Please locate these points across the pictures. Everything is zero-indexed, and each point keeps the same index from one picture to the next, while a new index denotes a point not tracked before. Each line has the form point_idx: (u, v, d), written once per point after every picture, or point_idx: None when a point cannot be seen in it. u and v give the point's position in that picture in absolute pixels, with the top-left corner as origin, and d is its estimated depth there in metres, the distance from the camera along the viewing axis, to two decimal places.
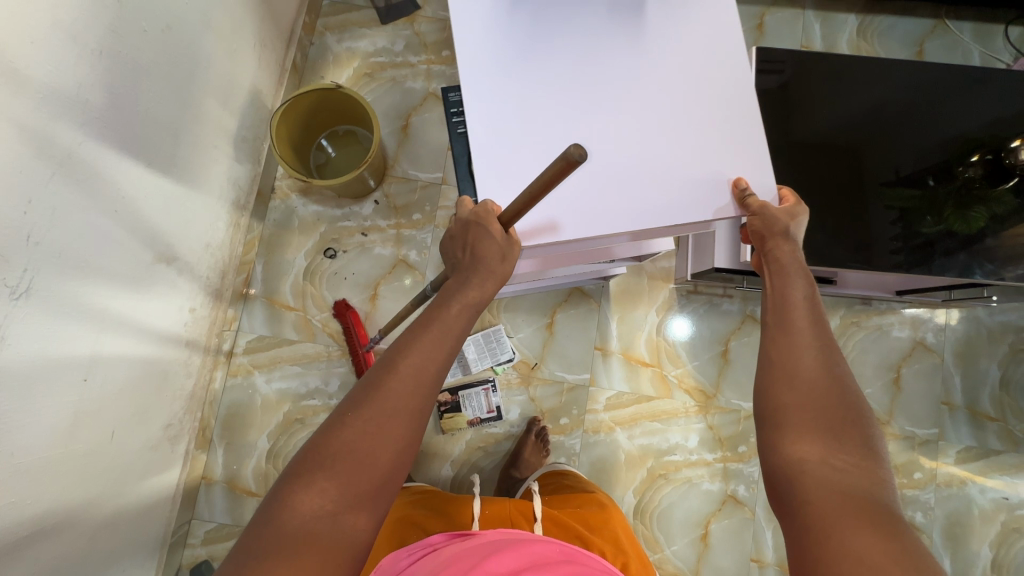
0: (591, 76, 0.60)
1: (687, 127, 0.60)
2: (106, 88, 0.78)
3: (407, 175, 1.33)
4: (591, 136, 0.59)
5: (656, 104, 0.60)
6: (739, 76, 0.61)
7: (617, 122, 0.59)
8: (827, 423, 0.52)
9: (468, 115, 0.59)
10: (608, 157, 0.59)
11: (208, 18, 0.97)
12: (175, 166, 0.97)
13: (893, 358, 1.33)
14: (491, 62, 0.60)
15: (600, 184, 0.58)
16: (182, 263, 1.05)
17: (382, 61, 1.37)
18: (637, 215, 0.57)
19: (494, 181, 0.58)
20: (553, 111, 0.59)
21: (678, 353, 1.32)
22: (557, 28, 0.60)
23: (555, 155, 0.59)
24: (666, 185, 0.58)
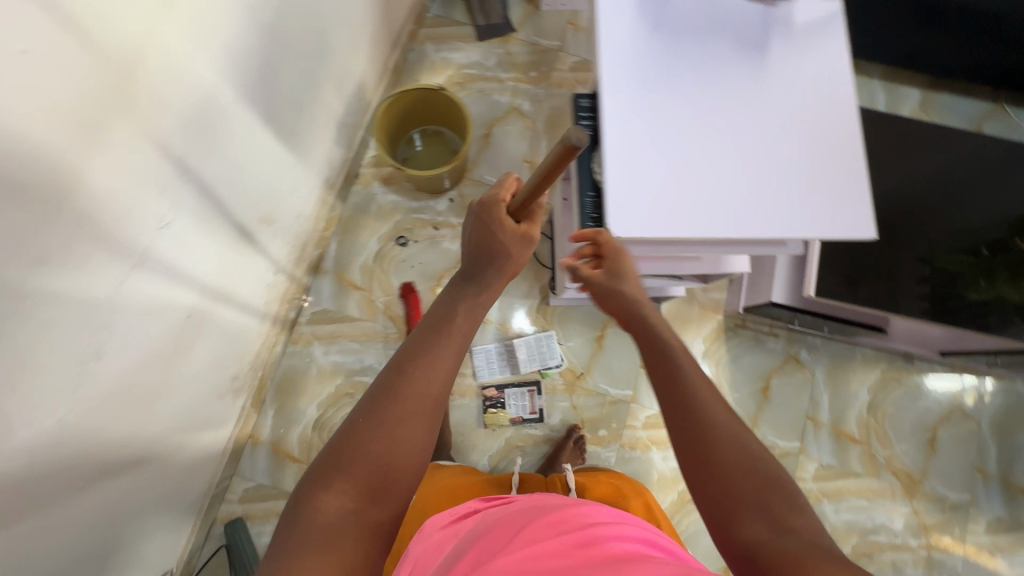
0: (715, 96, 0.67)
1: (796, 151, 0.66)
2: (262, 59, 0.87)
3: (482, 180, 1.41)
4: (708, 149, 0.66)
5: (771, 128, 0.66)
6: (850, 109, 0.67)
7: (741, 144, 0.66)
8: (755, 488, 0.57)
9: (604, 115, 0.65)
10: (722, 168, 0.65)
11: (343, 12, 1.08)
12: (293, 137, 1.05)
13: (930, 419, 1.35)
14: (628, 72, 0.67)
15: (724, 201, 0.64)
16: (278, 227, 1.13)
17: (474, 73, 1.47)
18: (743, 223, 0.64)
19: (620, 175, 0.64)
20: (677, 122, 0.66)
21: (720, 383, 1.35)
22: (693, 55, 0.67)
23: (675, 160, 0.65)
24: (775, 200, 0.64)
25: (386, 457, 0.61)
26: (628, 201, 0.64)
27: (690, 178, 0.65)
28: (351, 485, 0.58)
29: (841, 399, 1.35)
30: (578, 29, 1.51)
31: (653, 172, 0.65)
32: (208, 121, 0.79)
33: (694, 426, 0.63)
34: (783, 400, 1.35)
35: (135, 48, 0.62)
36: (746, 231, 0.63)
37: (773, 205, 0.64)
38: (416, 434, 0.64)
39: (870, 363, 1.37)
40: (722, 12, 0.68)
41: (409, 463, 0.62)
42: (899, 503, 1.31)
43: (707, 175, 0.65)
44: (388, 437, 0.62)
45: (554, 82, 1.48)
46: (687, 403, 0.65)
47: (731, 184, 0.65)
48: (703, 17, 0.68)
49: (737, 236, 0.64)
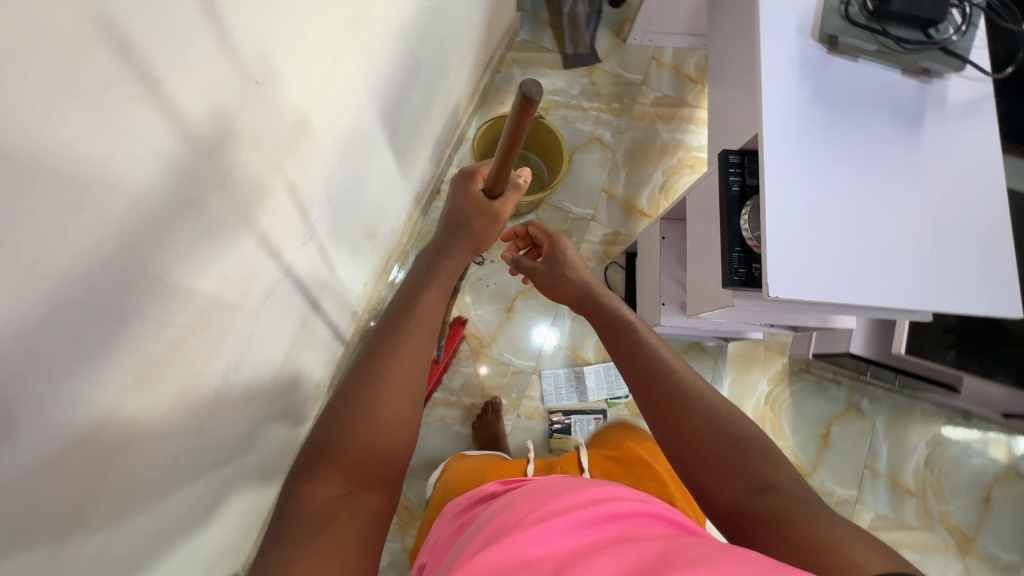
0: (869, 167, 0.70)
1: (943, 227, 0.69)
2: (401, 81, 0.89)
3: (561, 206, 1.44)
4: (861, 216, 0.68)
5: (920, 202, 0.69)
6: (994, 193, 0.70)
7: (896, 216, 0.68)
8: (726, 456, 0.67)
9: (765, 174, 0.68)
10: (873, 237, 0.68)
11: (460, 36, 1.10)
12: (403, 155, 1.07)
13: (986, 477, 1.37)
14: (788, 134, 0.70)
15: (871, 268, 0.67)
16: (375, 240, 1.15)
17: (558, 100, 1.50)
18: (891, 292, 0.66)
19: (779, 233, 0.67)
20: (831, 188, 0.69)
21: (782, 425, 1.36)
22: (851, 128, 0.70)
23: (829, 224, 0.68)
24: (920, 272, 0.67)
25: (378, 428, 0.71)
26: (792, 268, 0.66)
27: (843, 243, 0.67)
28: (339, 474, 0.67)
29: (900, 451, 1.37)
30: (661, 65, 1.54)
31: (808, 233, 0.67)
32: (355, 140, 0.81)
33: (660, 418, 0.74)
34: (843, 448, 1.36)
35: (328, 74, 0.64)
36: (893, 301, 0.66)
37: (928, 280, 0.67)
38: (401, 402, 0.73)
39: (928, 417, 1.39)
40: (881, 86, 0.71)
41: (391, 431, 0.71)
42: (952, 560, 1.32)
43: (857, 241, 0.68)
44: (371, 416, 0.70)
45: (635, 115, 1.50)
46: (652, 395, 0.75)
47: (891, 257, 0.67)
48: (862, 89, 0.71)
49: (882, 303, 0.66)
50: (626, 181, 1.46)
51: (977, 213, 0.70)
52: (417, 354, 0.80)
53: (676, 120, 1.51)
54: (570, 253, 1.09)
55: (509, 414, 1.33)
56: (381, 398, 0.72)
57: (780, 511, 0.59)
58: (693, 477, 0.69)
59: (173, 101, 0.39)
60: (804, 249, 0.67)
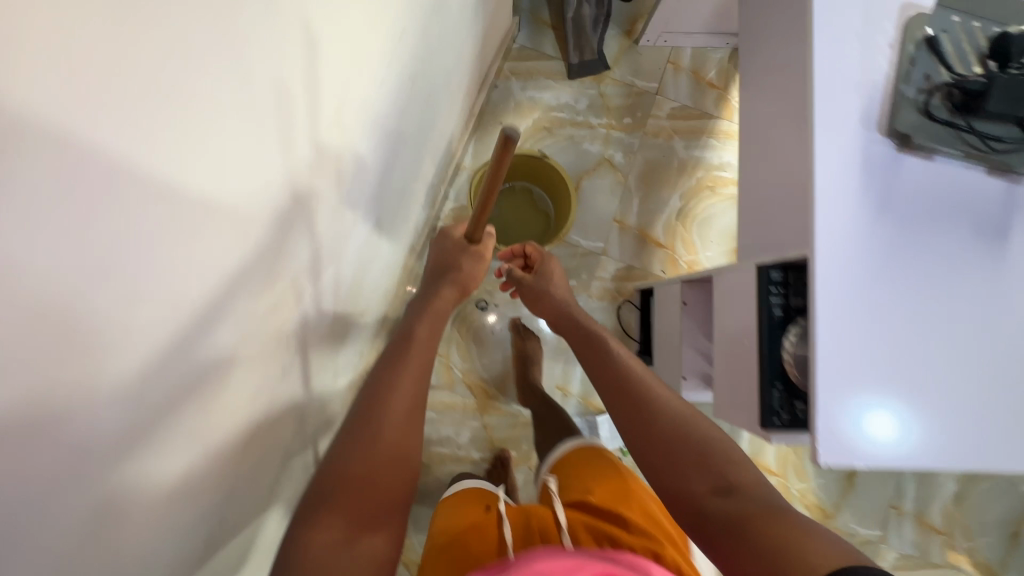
0: (939, 301, 0.60)
1: (1010, 375, 0.60)
2: (384, 167, 0.77)
3: (569, 240, 1.32)
4: (921, 360, 0.59)
5: (990, 345, 0.60)
6: None
7: (972, 362, 0.59)
8: (696, 459, 0.66)
9: (820, 298, 0.58)
10: (932, 386, 0.59)
11: (450, 79, 0.96)
12: (393, 224, 0.95)
13: (1016, 512, 1.32)
14: (850, 255, 0.59)
15: (920, 423, 0.58)
16: (370, 310, 1.05)
17: (563, 116, 1.34)
18: (938, 453, 0.58)
19: (828, 375, 0.57)
20: (896, 324, 0.59)
21: (806, 468, 1.30)
22: (924, 251, 0.60)
23: (883, 369, 0.58)
24: (977, 430, 0.58)
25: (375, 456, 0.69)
26: (856, 430, 0.57)
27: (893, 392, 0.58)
28: (339, 518, 0.65)
29: (927, 489, 1.32)
30: (678, 69, 1.36)
31: (857, 376, 0.58)
32: (338, 248, 0.71)
33: (633, 417, 0.73)
34: (868, 487, 1.31)
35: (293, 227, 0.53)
36: (937, 463, 0.58)
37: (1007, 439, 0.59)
38: (398, 432, 0.72)
39: None
40: (957, 205, 0.61)
41: (387, 455, 0.70)
42: None
43: (910, 389, 0.58)
44: (369, 444, 0.69)
45: (649, 130, 1.35)
46: (629, 398, 0.76)
47: (968, 413, 0.59)
48: (934, 205, 0.61)
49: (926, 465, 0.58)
50: (640, 208, 1.33)
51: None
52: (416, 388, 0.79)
53: (695, 134, 1.35)
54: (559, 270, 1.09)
55: (520, 467, 1.28)
56: (380, 427, 0.71)
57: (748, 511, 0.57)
58: (660, 476, 0.67)
59: (217, 225, 0.38)
60: (869, 406, 0.58)
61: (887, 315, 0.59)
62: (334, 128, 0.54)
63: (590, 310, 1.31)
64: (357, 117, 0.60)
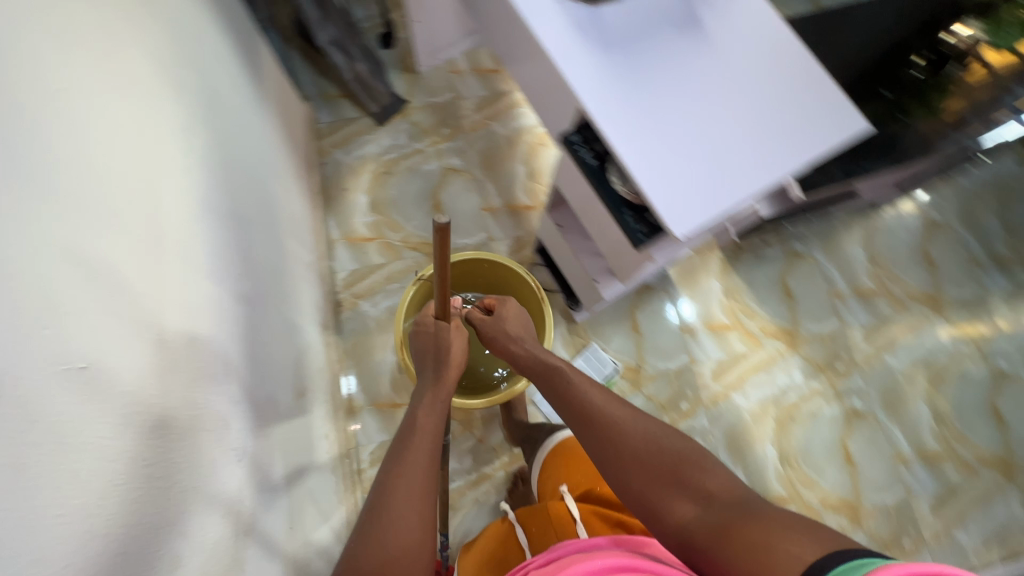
0: (685, 78, 0.71)
1: (759, 96, 0.71)
2: (239, 247, 0.83)
3: (455, 245, 1.42)
4: (695, 127, 0.70)
5: (732, 85, 0.72)
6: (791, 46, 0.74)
7: (724, 102, 0.71)
8: (664, 476, 0.73)
9: (591, 110, 0.69)
10: (711, 140, 0.69)
11: (268, 165, 1.06)
12: (281, 301, 1.01)
13: (918, 242, 1.52)
14: (599, 82, 0.71)
15: (723, 168, 0.69)
16: (309, 390, 1.08)
17: (394, 157, 1.48)
18: (749, 182, 0.68)
19: (652, 172, 0.67)
20: (668, 105, 0.70)
21: (751, 307, 1.43)
22: (649, 46, 0.72)
23: (679, 147, 0.69)
24: (764, 144, 0.69)
25: (384, 547, 0.65)
26: (687, 206, 0.67)
27: (689, 158, 0.69)
28: None
29: (846, 262, 1.48)
30: (462, 74, 1.55)
31: (668, 161, 0.68)
32: (228, 326, 0.75)
33: (600, 448, 0.79)
34: (808, 292, 1.45)
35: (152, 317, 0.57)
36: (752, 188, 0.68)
37: (802, 153, 0.70)
38: (421, 486, 0.70)
39: (848, 222, 1.51)
40: (653, 6, 0.75)
41: (405, 541, 0.66)
42: (936, 323, 1.45)
43: (703, 149, 0.69)
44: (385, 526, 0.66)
45: (468, 128, 1.51)
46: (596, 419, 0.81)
47: (756, 145, 0.69)
48: (645, 21, 0.73)
49: (745, 196, 0.68)
50: (498, 190, 1.46)
51: (805, 57, 0.73)
52: (428, 455, 0.75)
53: (504, 112, 1.53)
54: (516, 308, 1.04)
55: None
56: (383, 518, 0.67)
57: (725, 534, 0.63)
58: (648, 497, 0.73)
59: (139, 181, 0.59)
60: (679, 177, 0.68)
61: (668, 113, 0.70)
62: (239, 143, 0.92)
63: None
64: (250, 156, 0.96)
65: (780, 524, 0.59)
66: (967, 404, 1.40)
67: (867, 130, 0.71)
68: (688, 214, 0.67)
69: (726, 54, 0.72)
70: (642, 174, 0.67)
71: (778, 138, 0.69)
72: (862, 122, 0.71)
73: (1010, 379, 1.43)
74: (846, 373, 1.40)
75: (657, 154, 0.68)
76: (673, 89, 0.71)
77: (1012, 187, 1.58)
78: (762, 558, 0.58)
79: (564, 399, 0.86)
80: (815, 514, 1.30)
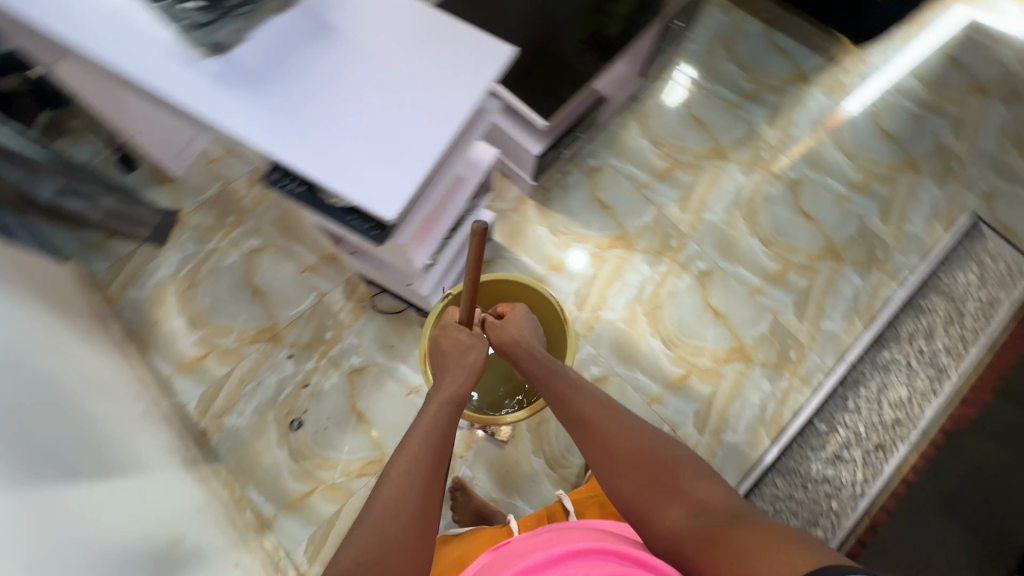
0: (334, 79, 0.74)
1: (407, 65, 0.76)
2: (15, 439, 0.77)
3: (292, 317, 1.39)
4: (364, 117, 0.73)
5: (380, 66, 0.76)
6: (415, 10, 0.79)
7: (379, 83, 0.75)
8: (658, 484, 0.82)
9: (261, 145, 0.70)
10: (383, 122, 0.73)
11: (32, 343, 0.98)
12: (110, 467, 0.94)
13: (683, 111, 1.69)
14: (257, 116, 0.71)
15: (403, 140, 0.72)
16: (194, 533, 1.02)
17: (191, 267, 1.42)
18: (431, 141, 0.73)
19: (342, 174, 0.70)
20: (331, 109, 0.73)
21: (580, 232, 1.53)
22: (290, 67, 0.74)
23: (358, 141, 0.72)
24: (428, 105, 0.74)
25: (385, 543, 0.68)
26: (389, 187, 0.70)
27: (370, 146, 0.72)
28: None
29: (636, 156, 1.62)
30: (221, 159, 1.52)
31: (354, 157, 0.71)
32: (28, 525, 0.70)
33: (607, 455, 0.89)
34: (620, 196, 1.57)
35: None
36: (436, 145, 0.72)
37: (464, 99, 0.76)
38: (432, 480, 0.76)
39: (622, 122, 1.65)
40: (277, 27, 0.76)
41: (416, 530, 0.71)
42: (727, 169, 1.63)
43: (378, 133, 0.72)
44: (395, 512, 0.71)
45: (251, 205, 1.48)
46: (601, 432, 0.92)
47: (421, 109, 0.74)
48: (276, 48, 0.75)
49: (435, 155, 0.72)
50: (308, 247, 1.45)
51: (434, 18, 0.79)
52: (440, 440, 0.82)
53: None
54: (525, 320, 1.18)
55: (455, 465, 1.30)
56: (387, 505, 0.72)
57: (710, 532, 0.72)
58: (644, 498, 0.82)
59: None
60: (376, 165, 0.71)
61: (335, 115, 0.72)
62: None
63: (363, 331, 1.40)
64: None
65: (762, 529, 0.67)
66: (781, 220, 1.58)
67: (509, 53, 0.78)
68: (389, 194, 0.70)
69: (361, 45, 0.76)
70: (336, 179, 0.70)
71: (438, 93, 0.75)
72: (503, 48, 0.78)
73: (802, 183, 1.63)
74: (681, 246, 1.54)
75: (338, 157, 0.70)
76: (330, 93, 0.73)
77: (731, 32, 1.80)
78: (734, 552, 0.66)
79: (572, 411, 0.98)
80: (713, 374, 1.42)
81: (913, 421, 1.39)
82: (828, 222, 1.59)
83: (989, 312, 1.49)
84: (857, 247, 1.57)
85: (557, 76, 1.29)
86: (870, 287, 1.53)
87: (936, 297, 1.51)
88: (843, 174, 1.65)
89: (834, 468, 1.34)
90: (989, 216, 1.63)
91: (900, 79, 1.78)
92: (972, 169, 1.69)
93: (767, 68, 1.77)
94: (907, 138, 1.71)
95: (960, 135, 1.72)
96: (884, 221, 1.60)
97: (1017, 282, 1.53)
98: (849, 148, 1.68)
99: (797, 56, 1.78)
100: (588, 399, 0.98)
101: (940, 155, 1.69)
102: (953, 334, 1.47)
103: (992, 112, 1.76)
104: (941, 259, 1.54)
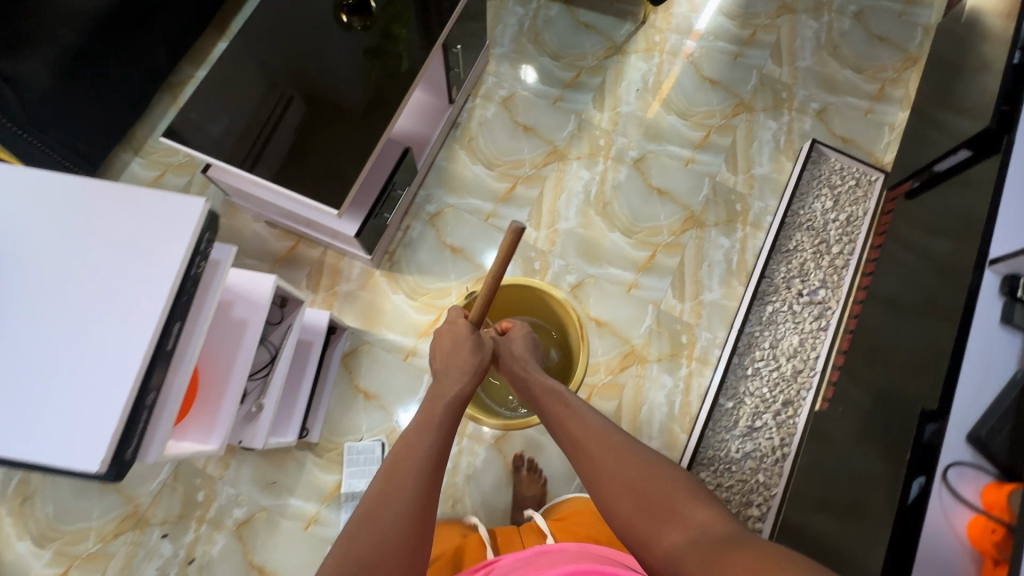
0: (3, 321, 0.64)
1: (84, 271, 0.66)
2: None
3: (154, 491, 1.24)
4: (48, 355, 0.63)
5: (52, 285, 0.65)
6: (75, 197, 0.68)
7: (57, 304, 0.65)
8: (656, 508, 0.80)
9: None
10: (71, 351, 0.63)
11: None
12: None
13: (509, 121, 1.60)
14: None
15: (97, 364, 0.63)
16: None
17: (20, 477, 1.24)
18: (129, 355, 0.63)
19: (32, 437, 0.60)
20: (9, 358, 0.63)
21: (438, 287, 1.42)
22: None
23: (46, 387, 0.62)
24: (117, 312, 0.64)
25: (380, 537, 0.63)
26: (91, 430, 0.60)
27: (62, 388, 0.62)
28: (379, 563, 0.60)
29: (473, 186, 1.52)
30: None
31: (44, 410, 0.61)
32: None
33: (604, 475, 0.88)
34: (469, 234, 1.48)
35: None
36: (135, 357, 0.63)
37: (161, 288, 0.66)
38: (433, 483, 0.71)
39: (449, 154, 1.55)
40: None
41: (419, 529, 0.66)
42: (569, 168, 1.56)
43: (67, 368, 0.63)
44: (386, 514, 0.65)
45: None
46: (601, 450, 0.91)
47: (114, 322, 0.64)
48: None
49: (137, 369, 0.63)
50: None
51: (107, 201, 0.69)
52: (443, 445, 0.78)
53: None
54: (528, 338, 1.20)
55: None
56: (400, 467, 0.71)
57: (709, 550, 0.70)
58: (640, 520, 0.80)
59: None
60: (70, 408, 0.61)
61: (14, 365, 0.63)
62: None
63: (239, 477, 1.26)
64: None
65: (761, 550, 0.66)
66: (635, 204, 1.53)
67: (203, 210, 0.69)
68: (97, 437, 0.60)
69: (19, 271, 0.66)
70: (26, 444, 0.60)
71: (125, 292, 0.65)
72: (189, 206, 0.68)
73: (646, 159, 1.58)
74: (545, 266, 1.46)
75: (24, 419, 0.61)
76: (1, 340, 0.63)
77: (533, 24, 1.71)
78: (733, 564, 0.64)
79: (572, 429, 0.98)
80: (613, 387, 1.37)
81: (811, 366, 1.38)
82: (681, 191, 1.55)
83: (851, 232, 1.50)
84: (715, 207, 1.54)
85: (341, 150, 1.17)
86: (738, 244, 1.51)
87: (800, 233, 1.50)
88: (682, 136, 1.61)
89: (751, 441, 1.32)
90: (828, 134, 1.63)
91: (711, 21, 1.74)
92: (801, 92, 1.68)
93: (579, 49, 1.69)
94: (732, 80, 1.68)
95: (781, 61, 1.71)
96: (734, 172, 1.58)
97: (868, 193, 1.54)
98: (681, 108, 1.64)
99: (606, 29, 1.72)
100: (584, 421, 0.98)
101: (768, 87, 1.67)
102: (825, 265, 1.47)
103: (803, 28, 1.75)
104: (794, 194, 1.53)
